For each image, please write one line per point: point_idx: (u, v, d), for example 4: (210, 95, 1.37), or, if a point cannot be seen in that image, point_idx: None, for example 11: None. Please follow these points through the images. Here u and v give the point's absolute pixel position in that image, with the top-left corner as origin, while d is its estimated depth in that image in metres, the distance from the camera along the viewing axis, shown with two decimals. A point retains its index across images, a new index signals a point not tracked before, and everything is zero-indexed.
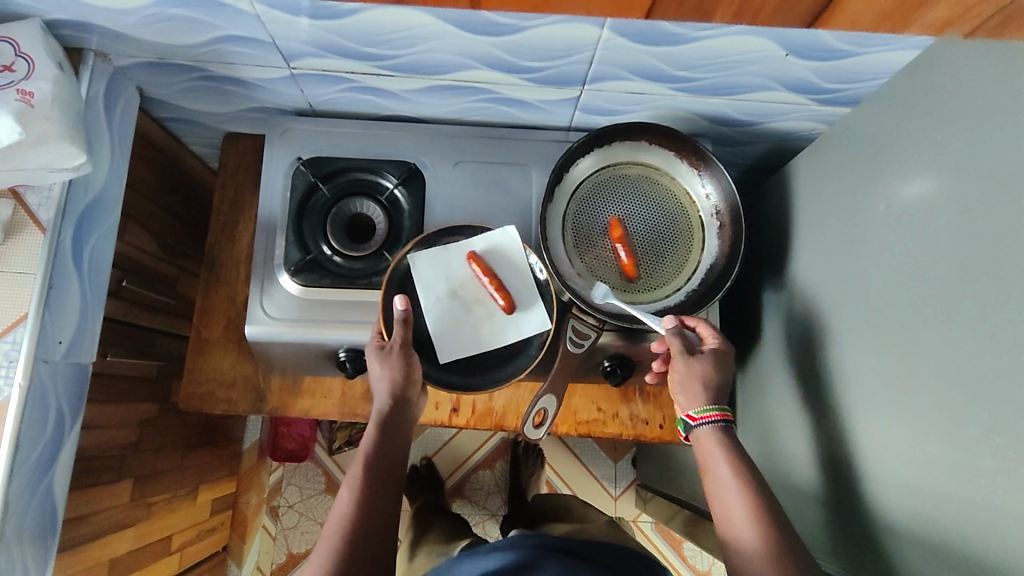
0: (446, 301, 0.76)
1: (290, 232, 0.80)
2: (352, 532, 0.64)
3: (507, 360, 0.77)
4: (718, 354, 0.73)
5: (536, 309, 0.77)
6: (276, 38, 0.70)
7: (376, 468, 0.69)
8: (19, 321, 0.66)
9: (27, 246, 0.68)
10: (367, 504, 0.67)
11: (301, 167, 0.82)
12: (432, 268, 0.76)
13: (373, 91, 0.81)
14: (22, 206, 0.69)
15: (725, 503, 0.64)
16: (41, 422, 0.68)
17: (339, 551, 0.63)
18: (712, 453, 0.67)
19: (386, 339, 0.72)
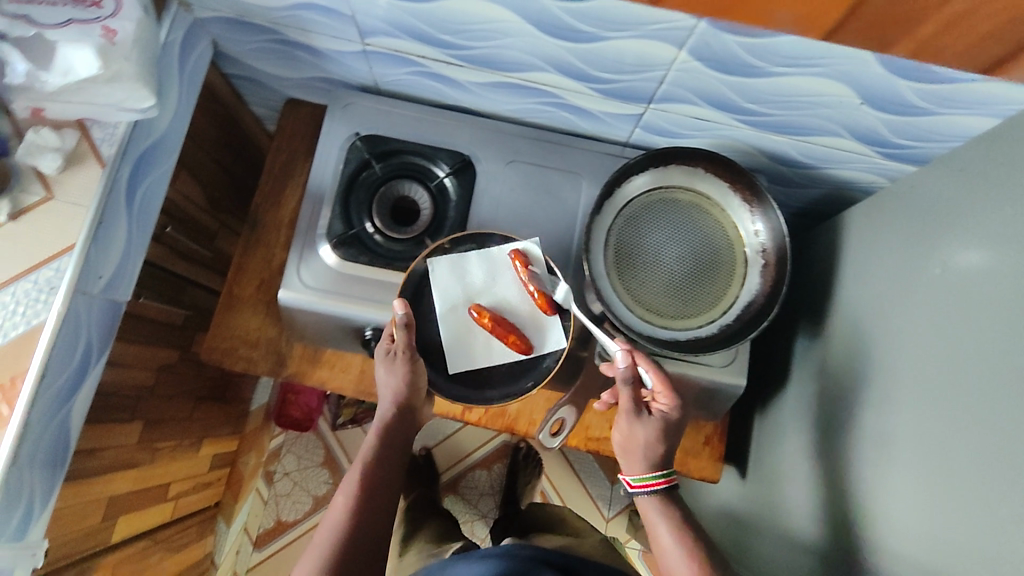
0: (461, 311, 0.76)
1: (337, 206, 0.81)
2: (346, 532, 0.66)
3: (516, 379, 0.76)
4: (665, 417, 0.72)
5: (553, 327, 0.77)
6: (356, 13, 0.71)
7: (377, 469, 0.71)
8: (66, 251, 0.68)
9: (83, 177, 0.70)
10: (363, 507, 0.68)
11: (357, 142, 0.83)
12: (449, 273, 0.76)
13: (439, 78, 0.82)
14: (86, 138, 0.71)
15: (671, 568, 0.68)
16: (71, 350, 0.69)
17: (332, 548, 0.65)
18: (654, 520, 0.71)
19: (393, 342, 0.73)
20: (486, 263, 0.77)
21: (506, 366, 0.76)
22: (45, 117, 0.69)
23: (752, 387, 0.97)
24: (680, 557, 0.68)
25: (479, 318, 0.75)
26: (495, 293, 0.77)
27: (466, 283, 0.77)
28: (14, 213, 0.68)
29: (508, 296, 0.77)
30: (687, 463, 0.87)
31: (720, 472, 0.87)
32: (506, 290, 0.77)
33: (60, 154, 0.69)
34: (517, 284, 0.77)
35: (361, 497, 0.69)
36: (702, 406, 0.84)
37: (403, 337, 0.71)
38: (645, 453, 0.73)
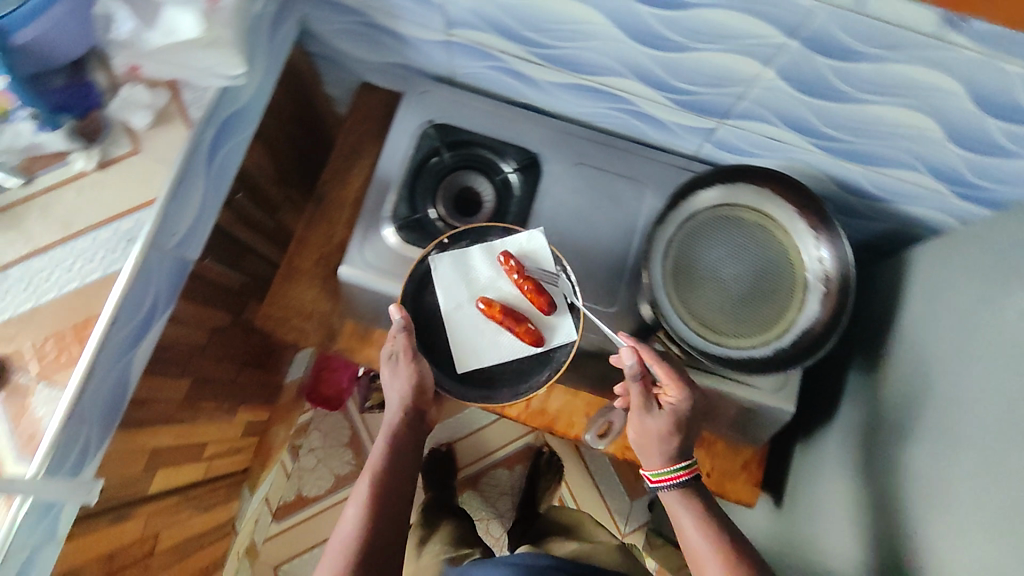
0: (467, 309, 0.78)
1: (403, 190, 0.82)
2: (364, 541, 0.68)
3: (527, 377, 0.78)
4: (676, 409, 0.70)
5: (563, 321, 0.77)
6: (445, 3, 0.72)
7: (387, 476, 0.72)
8: (146, 205, 0.70)
9: (169, 135, 0.72)
10: (378, 515, 0.70)
11: (429, 130, 0.84)
12: (453, 270, 0.78)
13: (515, 75, 0.82)
14: (176, 99, 0.73)
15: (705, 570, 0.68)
16: (140, 300, 0.71)
17: (351, 559, 0.66)
18: (678, 511, 0.71)
19: (394, 343, 0.75)
20: (489, 259, 0.78)
21: (516, 364, 0.78)
22: (140, 75, 0.72)
23: (796, 417, 0.95)
24: (710, 551, 0.68)
25: (489, 311, 0.76)
26: (499, 288, 0.78)
27: (469, 280, 0.78)
28: (102, 162, 0.71)
29: (510, 289, 0.78)
30: (723, 484, 0.86)
31: (757, 496, 0.86)
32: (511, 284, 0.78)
33: (151, 111, 0.72)
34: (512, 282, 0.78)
35: (375, 504, 0.70)
36: (743, 429, 0.83)
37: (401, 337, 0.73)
38: (659, 448, 0.72)
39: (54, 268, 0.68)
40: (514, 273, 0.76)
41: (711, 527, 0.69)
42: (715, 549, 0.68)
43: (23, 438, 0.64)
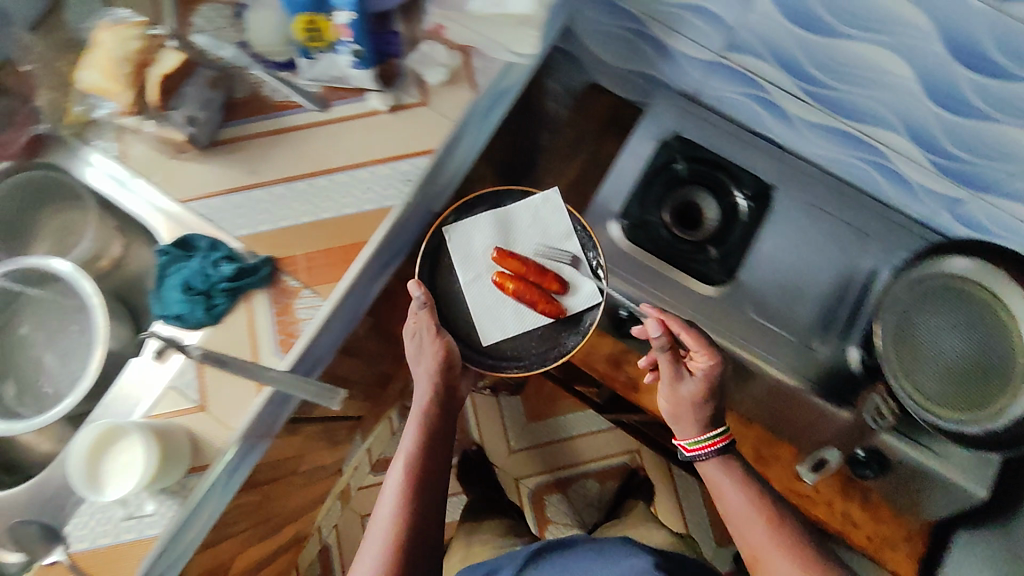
0: (487, 278, 0.82)
1: (635, 191, 0.85)
2: (405, 524, 0.69)
3: (552, 342, 0.81)
4: (709, 374, 0.74)
5: (583, 285, 0.81)
6: (740, 26, 0.73)
7: (421, 457, 0.73)
8: (425, 153, 0.76)
9: (455, 96, 0.77)
10: (415, 498, 0.71)
11: (671, 140, 0.86)
12: (466, 240, 0.82)
13: (768, 106, 0.82)
14: (466, 65, 0.78)
15: (745, 535, 0.70)
16: (400, 236, 0.76)
17: (396, 538, 0.68)
18: (719, 479, 0.73)
19: (417, 322, 0.77)
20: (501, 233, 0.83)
21: (537, 330, 0.81)
22: (443, 36, 0.77)
23: None
24: (753, 516, 0.70)
25: (504, 283, 0.79)
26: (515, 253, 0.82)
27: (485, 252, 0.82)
28: (393, 105, 0.77)
29: (524, 252, 0.83)
30: (882, 550, 0.84)
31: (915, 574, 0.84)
32: (525, 246, 0.83)
33: (447, 70, 0.77)
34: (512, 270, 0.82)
35: (411, 487, 0.71)
36: (906, 485, 0.83)
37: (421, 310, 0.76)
38: (697, 415, 0.75)
39: (351, 186, 0.75)
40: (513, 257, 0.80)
41: (755, 496, 0.71)
42: (762, 523, 0.69)
43: (282, 335, 0.71)
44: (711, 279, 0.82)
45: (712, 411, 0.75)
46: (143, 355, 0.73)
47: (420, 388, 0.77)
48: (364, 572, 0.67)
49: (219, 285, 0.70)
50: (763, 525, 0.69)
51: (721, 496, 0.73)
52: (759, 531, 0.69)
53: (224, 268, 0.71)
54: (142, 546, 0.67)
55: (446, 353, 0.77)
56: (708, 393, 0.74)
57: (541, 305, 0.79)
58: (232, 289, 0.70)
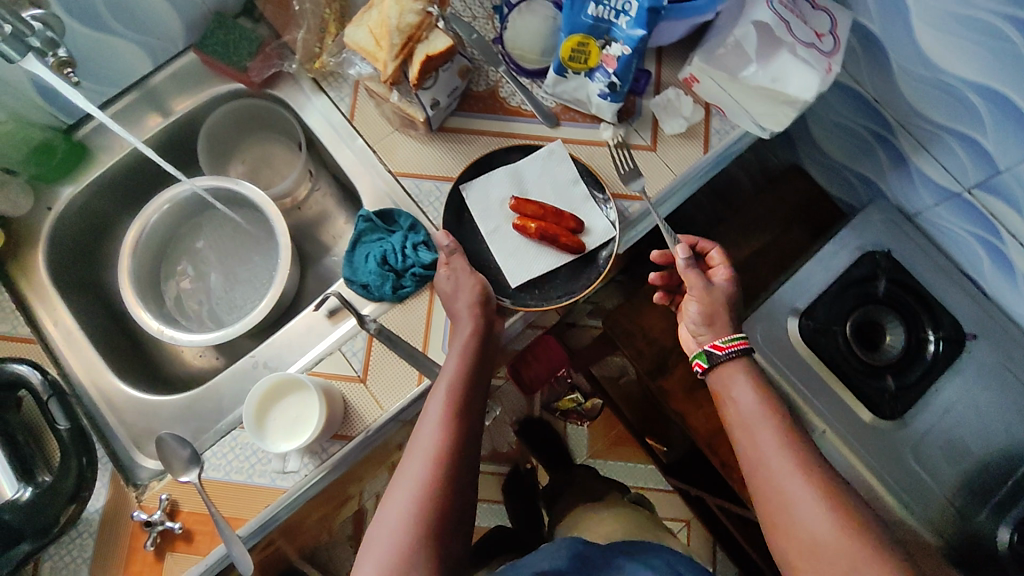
0: (506, 225, 0.73)
1: (824, 295, 0.81)
2: (449, 462, 0.58)
3: (576, 279, 0.73)
4: (731, 285, 0.68)
5: (597, 219, 0.73)
6: (1010, 171, 0.68)
7: (466, 386, 0.62)
8: (638, 199, 0.73)
9: (686, 150, 0.74)
10: (456, 434, 0.59)
11: (878, 256, 0.82)
12: (481, 198, 0.73)
13: (998, 254, 0.77)
14: (706, 121, 0.75)
15: (759, 451, 0.56)
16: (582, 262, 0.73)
17: (434, 474, 0.57)
18: (738, 385, 0.61)
19: (451, 265, 0.69)
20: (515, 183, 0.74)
21: (557, 275, 0.73)
22: (692, 88, 0.75)
23: None
24: (766, 422, 0.58)
25: (526, 227, 0.71)
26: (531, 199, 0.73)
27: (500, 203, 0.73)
28: (619, 142, 0.75)
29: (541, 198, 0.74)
30: None
31: None
32: (538, 194, 0.74)
33: (686, 123, 0.74)
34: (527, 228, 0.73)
35: (454, 420, 0.60)
36: None
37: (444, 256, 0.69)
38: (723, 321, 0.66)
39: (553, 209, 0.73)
40: (530, 206, 0.71)
41: (773, 403, 0.59)
42: (778, 428, 0.57)
43: None
44: (879, 409, 0.78)
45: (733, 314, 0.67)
46: (317, 312, 0.74)
47: (460, 324, 0.66)
48: (395, 516, 0.55)
49: (413, 270, 0.71)
50: (778, 434, 0.57)
51: (731, 400, 0.61)
52: (763, 430, 0.57)
53: (422, 254, 0.72)
54: (266, 494, 0.67)
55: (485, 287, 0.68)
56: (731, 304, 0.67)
57: (565, 245, 0.71)
58: (423, 276, 0.71)
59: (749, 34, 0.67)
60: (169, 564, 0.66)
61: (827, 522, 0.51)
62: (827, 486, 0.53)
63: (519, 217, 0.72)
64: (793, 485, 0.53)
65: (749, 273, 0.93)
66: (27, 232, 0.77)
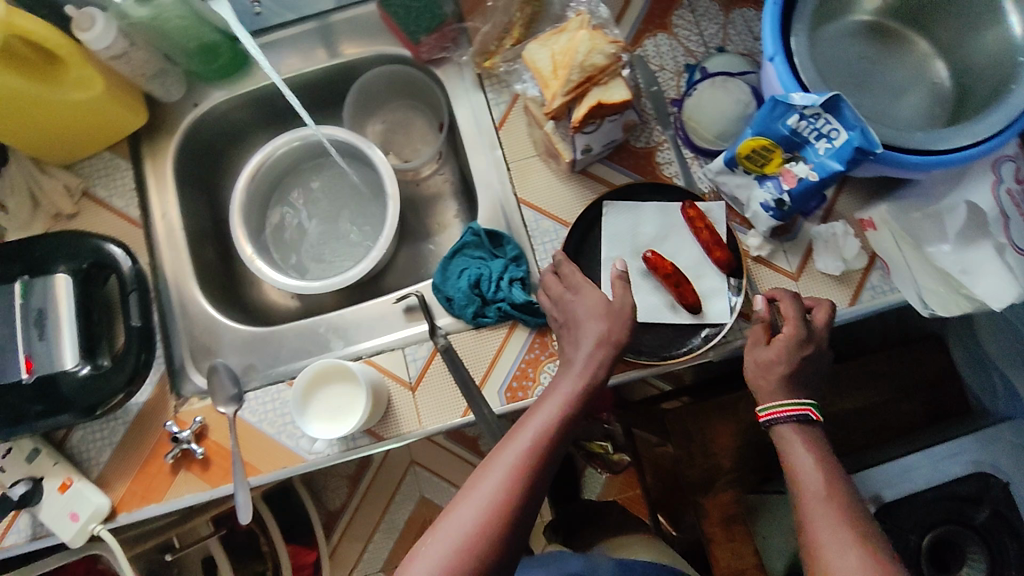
0: (630, 260, 0.69)
1: (912, 494, 0.73)
2: (506, 520, 0.47)
3: (665, 345, 0.67)
4: (791, 342, 0.59)
5: (716, 298, 0.67)
6: None
7: (549, 445, 0.51)
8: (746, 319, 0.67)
9: (829, 292, 0.66)
10: (522, 500, 0.48)
11: (992, 480, 0.73)
12: (616, 225, 0.69)
13: None
14: (862, 274, 0.66)
15: (807, 512, 0.51)
16: (673, 337, 0.68)
17: (515, 497, 0.48)
18: (794, 444, 0.55)
19: (615, 286, 0.59)
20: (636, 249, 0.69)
21: (652, 332, 0.68)
22: (864, 232, 0.67)
23: None
24: (817, 483, 0.52)
25: (657, 261, 0.66)
26: (689, 229, 0.68)
27: (633, 236, 0.69)
28: (761, 256, 0.69)
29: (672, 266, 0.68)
30: None
31: None
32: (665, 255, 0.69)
33: (842, 267, 0.66)
34: (636, 290, 0.68)
35: (520, 486, 0.48)
36: None
37: (613, 279, 0.60)
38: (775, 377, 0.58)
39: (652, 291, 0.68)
40: (698, 230, 0.67)
41: (830, 466, 0.54)
42: (850, 533, 0.49)
43: (513, 386, 0.67)
44: None
45: (800, 373, 0.59)
46: (394, 304, 0.73)
47: (585, 346, 0.55)
48: (460, 527, 0.47)
49: (500, 303, 0.69)
50: (852, 541, 0.48)
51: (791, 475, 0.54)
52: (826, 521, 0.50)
53: (516, 292, 0.68)
54: (285, 457, 0.67)
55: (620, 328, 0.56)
56: (793, 354, 0.59)
57: (681, 300, 0.66)
58: (507, 314, 0.68)
59: (955, 210, 0.61)
60: (179, 481, 0.67)
61: None
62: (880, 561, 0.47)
63: (652, 251, 0.68)
64: (841, 551, 0.48)
65: (843, 428, 0.82)
66: (169, 120, 0.80)
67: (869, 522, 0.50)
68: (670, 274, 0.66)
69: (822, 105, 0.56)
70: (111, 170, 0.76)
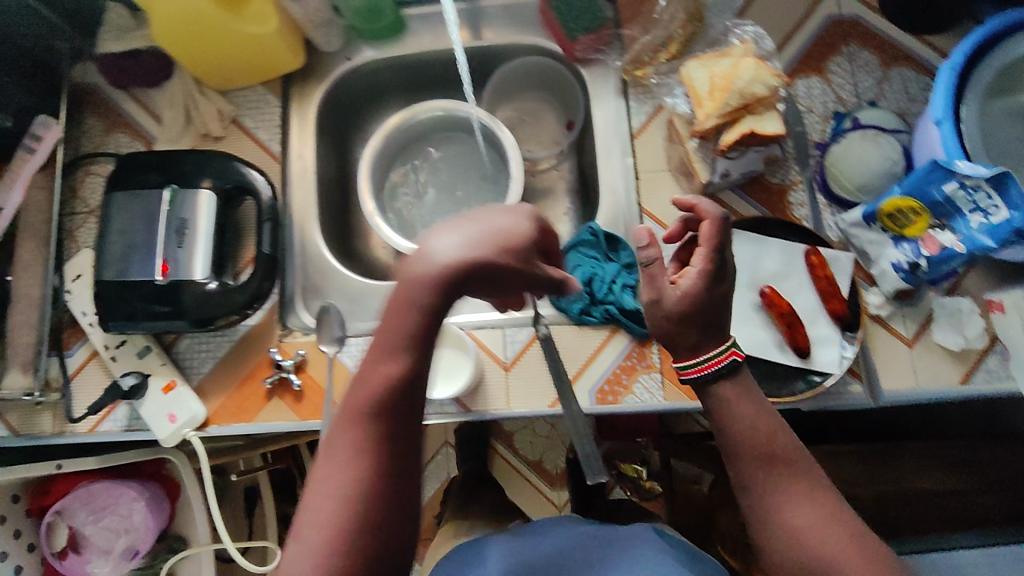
0: (744, 290, 0.69)
1: None
2: (364, 516, 0.41)
3: (767, 381, 0.67)
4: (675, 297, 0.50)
5: (826, 347, 0.67)
6: None
7: (359, 422, 0.43)
8: (854, 375, 0.67)
9: (942, 365, 0.66)
10: (379, 489, 0.42)
11: None
12: (738, 254, 0.70)
13: None
14: (979, 355, 0.66)
15: (741, 463, 0.50)
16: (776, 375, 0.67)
17: (369, 491, 0.42)
18: (732, 399, 0.51)
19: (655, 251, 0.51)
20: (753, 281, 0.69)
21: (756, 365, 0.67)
22: (990, 314, 0.67)
23: None
24: (753, 430, 0.50)
25: (774, 297, 0.67)
26: (808, 275, 0.69)
27: (752, 268, 0.69)
28: (878, 315, 0.68)
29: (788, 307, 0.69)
30: None
31: None
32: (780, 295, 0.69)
33: (962, 343, 0.66)
34: (746, 321, 0.68)
35: (369, 484, 0.42)
36: None
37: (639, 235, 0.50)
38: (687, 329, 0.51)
39: (761, 325, 0.68)
40: (819, 278, 0.68)
41: (769, 413, 0.52)
42: (792, 478, 0.49)
43: (604, 388, 0.68)
44: None
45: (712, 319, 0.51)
46: None
47: (409, 296, 0.43)
48: (314, 541, 0.41)
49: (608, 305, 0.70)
50: (793, 484, 0.49)
51: (723, 431, 0.51)
52: (771, 478, 0.49)
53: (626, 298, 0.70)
54: None
55: (503, 238, 0.45)
56: None
57: (790, 340, 0.66)
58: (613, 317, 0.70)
59: None
60: (271, 408, 0.69)
61: (813, 516, 0.47)
62: (818, 496, 0.49)
63: (770, 287, 0.69)
64: (782, 492, 0.49)
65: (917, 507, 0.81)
66: (320, 67, 0.83)
67: (807, 469, 0.50)
68: (784, 313, 0.66)
69: (987, 178, 0.57)
70: (262, 103, 0.80)
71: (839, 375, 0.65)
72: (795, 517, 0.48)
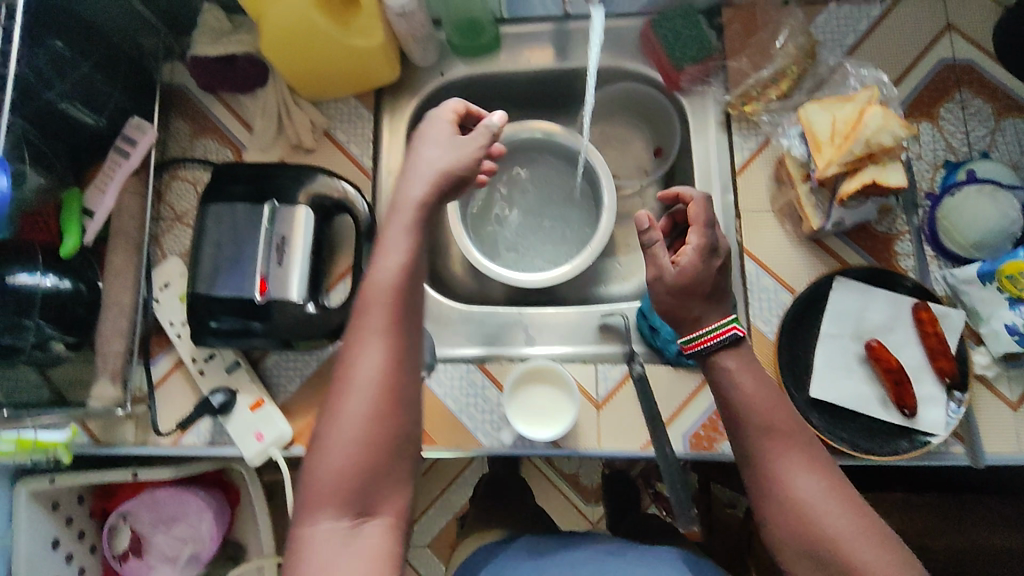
0: (849, 342, 0.68)
1: None
2: (387, 394, 0.47)
3: (868, 437, 0.66)
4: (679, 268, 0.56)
5: (931, 407, 0.66)
6: None
7: (384, 311, 0.49)
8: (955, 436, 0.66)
9: None
10: (397, 372, 0.48)
11: None
12: (845, 304, 0.68)
13: None
14: None
15: (749, 443, 0.52)
16: (877, 431, 0.67)
17: (387, 374, 0.48)
18: (735, 371, 0.54)
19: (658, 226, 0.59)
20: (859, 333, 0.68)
21: (857, 418, 0.67)
22: None
23: None
24: (758, 404, 0.52)
25: (881, 352, 0.66)
26: (917, 331, 0.67)
27: (858, 320, 0.68)
28: (985, 376, 0.67)
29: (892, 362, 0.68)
30: None
31: None
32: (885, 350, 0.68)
33: None
34: (850, 374, 0.67)
35: (390, 368, 0.48)
36: None
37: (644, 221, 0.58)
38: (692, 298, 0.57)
39: (865, 379, 0.67)
40: (929, 336, 0.66)
41: (771, 388, 0.54)
42: (797, 452, 0.51)
43: (700, 433, 0.67)
44: None
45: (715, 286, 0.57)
46: (595, 316, 0.75)
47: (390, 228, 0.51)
48: (346, 416, 0.47)
49: None
50: (799, 458, 0.51)
51: (731, 405, 0.54)
52: (777, 453, 0.51)
53: None
54: (465, 437, 0.68)
55: (455, 164, 0.54)
56: None
57: (895, 398, 0.65)
58: None
59: None
60: None
61: (821, 489, 0.49)
62: (825, 475, 0.50)
63: (877, 341, 0.67)
64: (788, 467, 0.50)
65: None
66: (413, 80, 0.81)
67: (811, 447, 0.52)
68: (891, 370, 0.65)
69: None
70: (355, 117, 0.78)
71: (945, 437, 0.65)
72: (806, 492, 0.49)
